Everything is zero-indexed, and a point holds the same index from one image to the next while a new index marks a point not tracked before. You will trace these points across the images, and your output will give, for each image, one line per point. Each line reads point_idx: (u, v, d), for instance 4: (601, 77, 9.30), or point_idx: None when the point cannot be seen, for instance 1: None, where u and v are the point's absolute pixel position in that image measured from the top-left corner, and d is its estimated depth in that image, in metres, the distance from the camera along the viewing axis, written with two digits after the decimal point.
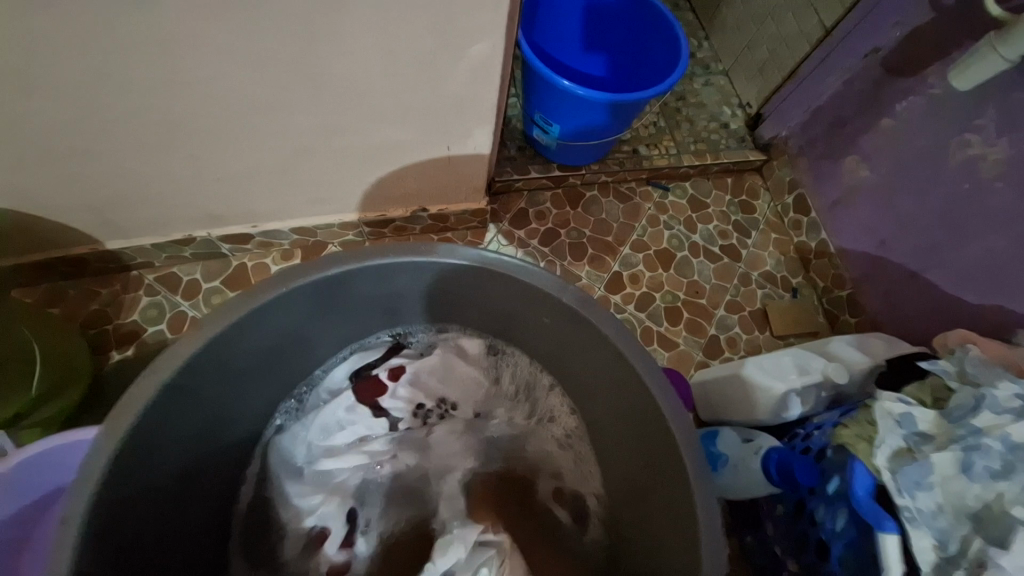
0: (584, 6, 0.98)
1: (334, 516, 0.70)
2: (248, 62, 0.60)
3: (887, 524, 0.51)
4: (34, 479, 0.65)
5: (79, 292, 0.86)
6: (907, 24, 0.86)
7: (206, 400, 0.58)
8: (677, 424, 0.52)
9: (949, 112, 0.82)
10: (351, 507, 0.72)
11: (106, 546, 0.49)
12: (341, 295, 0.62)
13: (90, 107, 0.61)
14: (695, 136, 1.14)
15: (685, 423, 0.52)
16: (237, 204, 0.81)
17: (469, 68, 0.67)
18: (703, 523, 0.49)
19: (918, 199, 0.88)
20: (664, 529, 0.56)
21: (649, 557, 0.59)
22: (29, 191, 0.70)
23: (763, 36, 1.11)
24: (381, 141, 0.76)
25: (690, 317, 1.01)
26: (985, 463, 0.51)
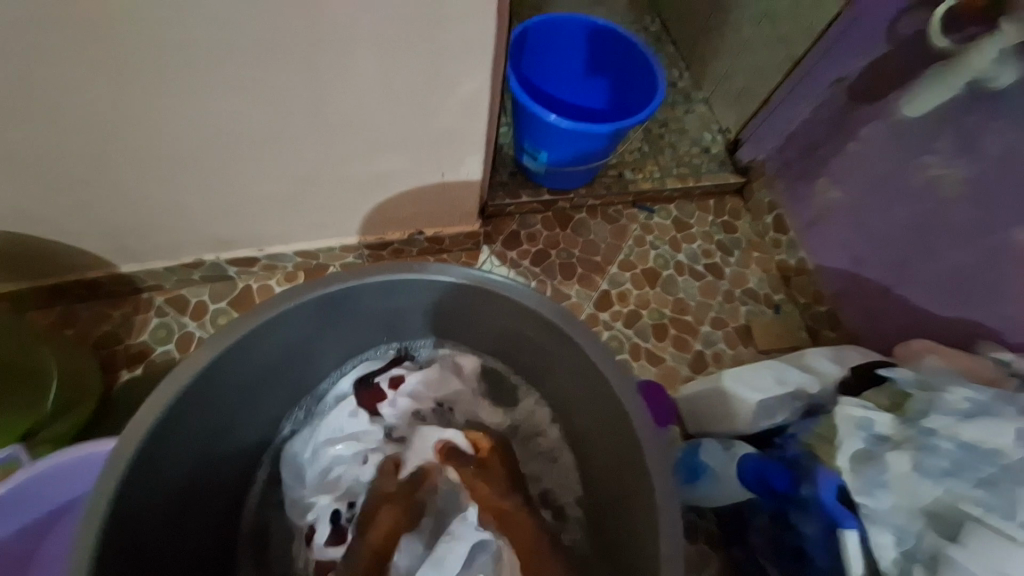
0: (588, 28, 1.02)
1: (327, 511, 0.70)
2: (256, 100, 0.66)
3: (848, 522, 0.60)
4: (52, 491, 0.68)
5: (92, 313, 0.91)
6: (866, 56, 0.93)
7: (212, 411, 0.61)
8: (642, 429, 0.58)
9: (909, 136, 0.88)
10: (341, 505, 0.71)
11: (114, 546, 0.52)
12: (349, 310, 0.67)
13: (112, 142, 0.67)
14: (678, 160, 1.20)
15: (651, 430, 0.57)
16: (243, 230, 0.87)
17: (458, 102, 0.73)
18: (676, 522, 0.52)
19: (887, 218, 0.93)
20: (633, 531, 0.60)
21: (632, 560, 0.61)
22: (52, 219, 0.76)
23: (738, 67, 1.19)
24: (378, 169, 0.81)
25: (677, 333, 1.05)
26: (936, 462, 0.58)
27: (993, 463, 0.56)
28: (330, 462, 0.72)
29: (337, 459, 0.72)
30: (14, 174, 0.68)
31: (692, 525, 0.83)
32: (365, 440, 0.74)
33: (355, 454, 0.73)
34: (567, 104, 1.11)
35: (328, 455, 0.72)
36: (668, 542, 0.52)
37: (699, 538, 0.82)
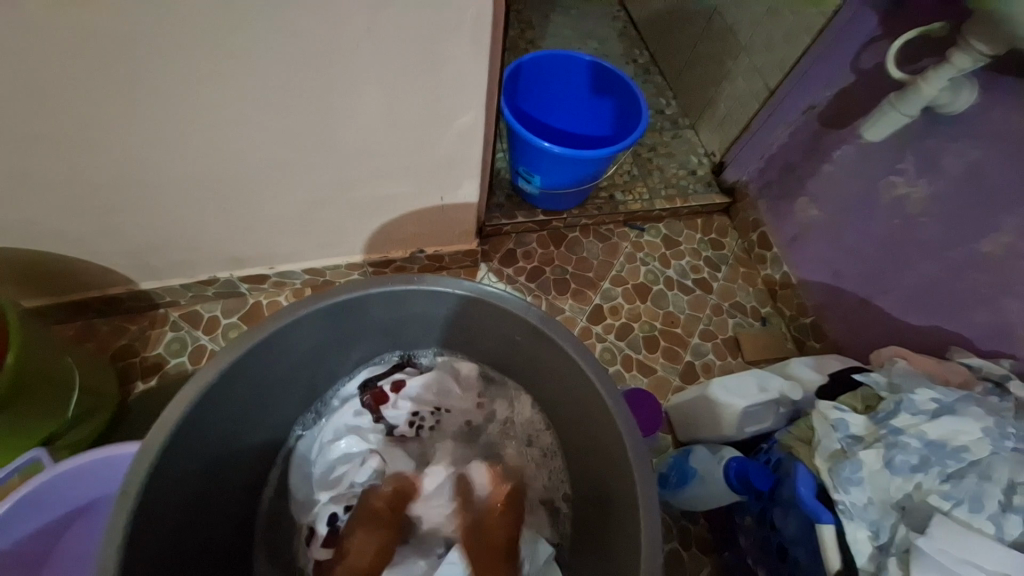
0: (590, 60, 1.10)
1: (324, 512, 0.75)
2: (272, 130, 0.73)
3: (824, 516, 0.59)
4: (74, 492, 0.72)
5: (111, 328, 0.96)
6: (835, 86, 1.00)
7: (228, 417, 0.66)
8: (629, 430, 0.60)
9: (877, 158, 0.95)
10: (335, 510, 0.75)
11: (144, 543, 0.56)
12: (355, 318, 0.72)
13: (141, 168, 0.73)
14: (666, 182, 1.27)
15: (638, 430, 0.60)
16: (256, 249, 0.93)
17: (457, 133, 0.80)
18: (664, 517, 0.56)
19: (861, 233, 0.99)
20: (617, 529, 0.62)
21: (605, 552, 0.64)
22: (83, 239, 0.82)
23: (721, 96, 1.27)
24: (383, 193, 0.88)
25: (667, 345, 1.09)
26: (905, 458, 0.60)
27: (958, 459, 0.59)
28: (334, 463, 0.78)
29: (341, 458, 0.78)
30: (52, 199, 0.74)
31: (684, 532, 0.84)
32: (369, 440, 0.80)
33: (357, 453, 0.79)
34: (560, 131, 1.18)
35: (334, 451, 0.78)
36: (651, 535, 0.55)
37: (689, 544, 0.84)
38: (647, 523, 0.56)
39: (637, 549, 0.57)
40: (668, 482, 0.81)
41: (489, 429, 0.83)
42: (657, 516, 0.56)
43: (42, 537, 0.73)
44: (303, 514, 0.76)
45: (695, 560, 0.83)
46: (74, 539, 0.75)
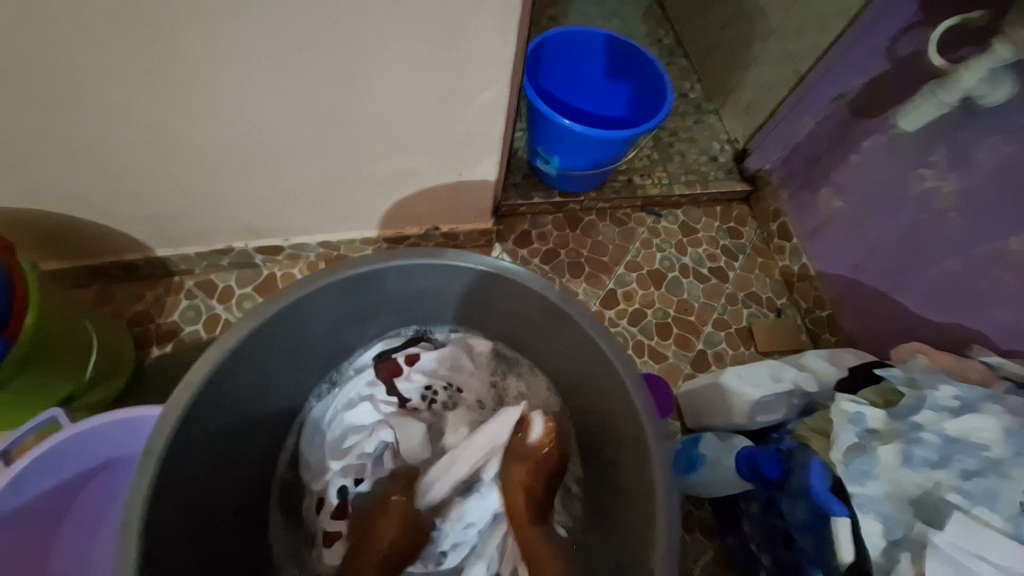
0: (607, 37, 1.07)
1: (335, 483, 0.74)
2: (293, 102, 0.72)
3: (837, 507, 0.60)
4: (94, 451, 0.74)
5: (127, 293, 0.97)
6: (868, 73, 0.97)
7: (246, 386, 0.66)
8: (650, 420, 0.60)
9: (907, 150, 0.92)
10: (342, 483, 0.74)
11: (167, 503, 0.57)
12: (371, 291, 0.71)
13: (160, 134, 0.73)
14: (686, 168, 1.24)
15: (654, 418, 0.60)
16: (273, 220, 0.92)
17: (478, 108, 0.79)
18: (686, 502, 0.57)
19: (885, 227, 0.96)
20: (630, 509, 0.63)
21: (621, 530, 0.65)
22: (102, 204, 0.82)
23: (748, 81, 1.23)
24: (400, 168, 0.86)
25: (680, 332, 1.09)
26: (924, 454, 0.59)
27: (979, 457, 0.58)
28: (345, 433, 0.77)
29: (353, 429, 0.77)
30: (72, 162, 0.74)
31: (687, 516, 0.86)
32: (381, 411, 0.78)
33: (371, 421, 0.78)
34: (583, 111, 1.15)
35: (346, 420, 0.77)
36: (664, 521, 0.55)
37: (692, 527, 0.85)
38: (663, 506, 0.56)
39: (647, 526, 0.58)
40: (676, 466, 0.81)
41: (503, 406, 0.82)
42: (673, 501, 0.56)
43: (62, 493, 0.74)
44: (313, 480, 0.76)
45: (699, 543, 0.84)
46: (92, 494, 0.77)
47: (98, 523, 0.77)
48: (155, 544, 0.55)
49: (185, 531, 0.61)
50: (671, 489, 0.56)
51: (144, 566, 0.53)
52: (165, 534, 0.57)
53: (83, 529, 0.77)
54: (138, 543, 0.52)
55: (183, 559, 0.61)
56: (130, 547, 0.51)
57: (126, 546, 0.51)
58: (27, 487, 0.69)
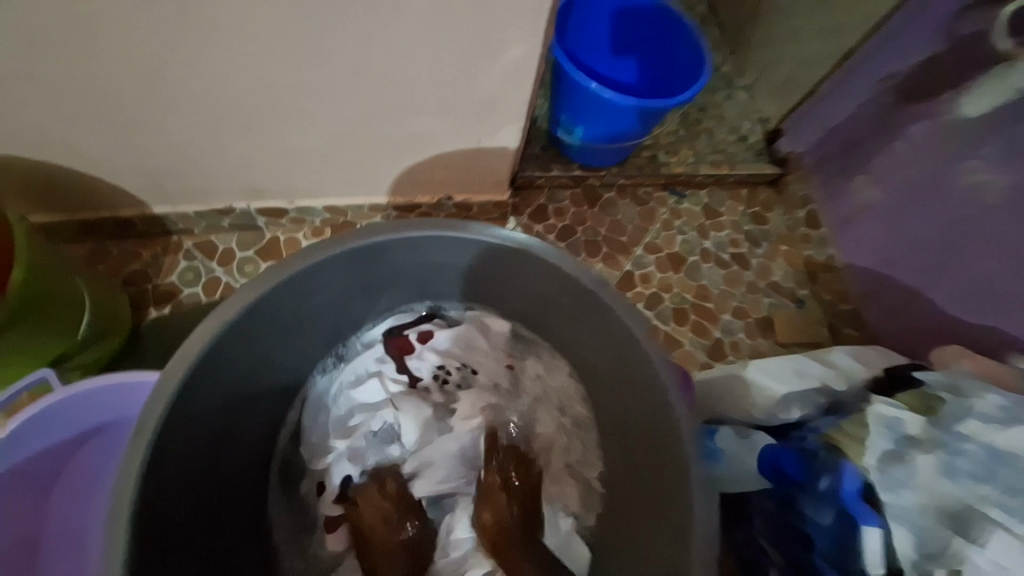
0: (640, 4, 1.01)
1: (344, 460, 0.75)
2: (303, 51, 0.65)
3: (869, 517, 0.61)
4: (87, 416, 0.70)
5: (122, 251, 0.92)
6: (923, 53, 0.90)
7: (248, 358, 0.63)
8: (683, 416, 0.57)
9: (957, 139, 0.86)
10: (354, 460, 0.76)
11: (161, 476, 0.54)
12: (381, 262, 0.67)
13: (156, 80, 0.66)
14: (714, 147, 1.18)
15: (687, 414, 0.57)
16: (277, 180, 0.87)
17: (504, 68, 0.72)
18: (709, 502, 0.55)
19: (923, 221, 0.91)
20: (655, 501, 0.62)
21: (646, 524, 0.63)
22: (94, 154, 0.76)
23: (787, 56, 1.15)
24: (416, 130, 0.80)
25: (697, 319, 1.05)
26: (966, 466, 0.58)
27: None
28: (353, 409, 0.77)
29: (360, 406, 0.77)
30: (60, 105, 0.68)
31: None
32: (390, 389, 0.78)
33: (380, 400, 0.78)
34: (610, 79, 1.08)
35: (356, 396, 0.77)
36: (703, 525, 0.54)
37: None
38: (703, 514, 0.54)
39: (682, 525, 0.56)
40: None
41: (519, 391, 0.80)
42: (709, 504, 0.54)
43: (52, 457, 0.71)
44: (319, 461, 0.75)
45: None
46: (84, 460, 0.74)
47: (91, 489, 0.75)
48: (149, 517, 0.53)
49: (181, 503, 0.59)
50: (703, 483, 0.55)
51: (136, 540, 0.50)
52: (160, 506, 0.55)
53: (74, 493, 0.74)
54: (129, 516, 0.49)
55: (178, 532, 0.58)
56: (120, 521, 0.49)
57: (115, 520, 0.48)
58: (14, 447, 0.66)
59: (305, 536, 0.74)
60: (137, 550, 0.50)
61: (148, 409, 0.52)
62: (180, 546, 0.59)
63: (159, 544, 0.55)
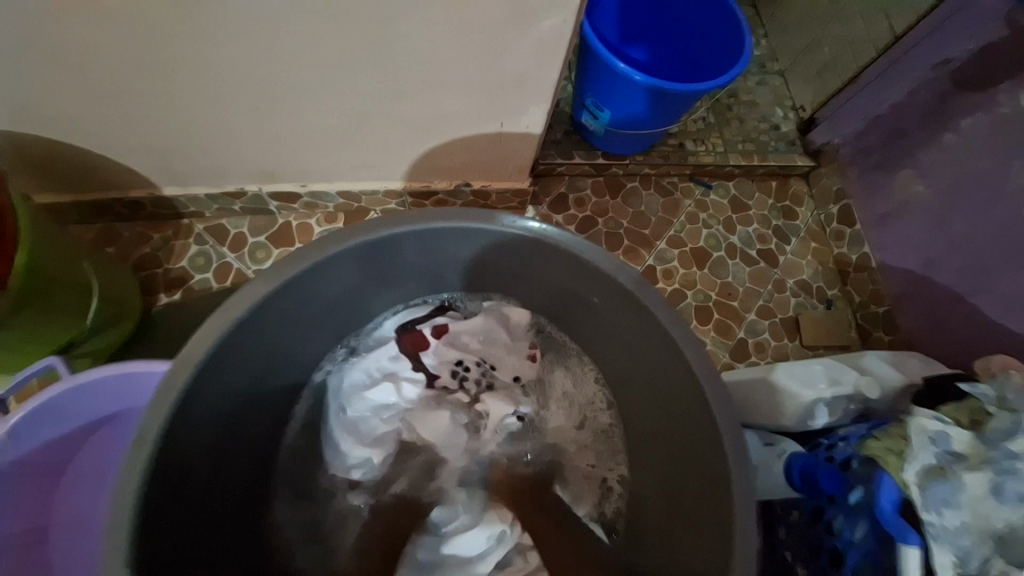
0: None
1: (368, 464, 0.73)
2: (320, 23, 0.61)
3: (911, 538, 0.53)
4: (93, 406, 0.68)
5: (133, 234, 0.90)
6: (983, 37, 0.83)
7: (262, 350, 0.61)
8: (728, 430, 0.54)
9: (1017, 132, 0.80)
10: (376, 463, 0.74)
11: (168, 472, 0.52)
12: (398, 254, 0.64)
13: (164, 53, 0.63)
14: (744, 135, 1.12)
15: (734, 426, 0.54)
16: (290, 163, 0.84)
17: (534, 44, 0.68)
18: (741, 521, 0.51)
19: (973, 221, 0.86)
20: (690, 514, 0.60)
21: (677, 537, 0.62)
22: (101, 131, 0.73)
23: (827, 39, 1.09)
24: (437, 111, 0.76)
25: (721, 318, 1.01)
26: (1018, 487, 0.51)
27: None
28: (367, 410, 0.73)
29: (374, 407, 0.73)
30: (64, 78, 0.64)
31: None
32: (404, 389, 0.74)
33: (396, 404, 0.75)
34: (640, 61, 1.02)
35: (368, 397, 0.73)
36: (743, 544, 0.51)
37: None
38: (735, 530, 0.52)
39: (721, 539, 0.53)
40: None
41: (544, 394, 0.78)
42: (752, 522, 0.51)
43: (60, 446, 0.70)
44: (335, 466, 0.73)
45: None
46: (94, 449, 0.74)
47: (101, 477, 0.74)
48: (155, 515, 0.51)
49: (190, 498, 0.57)
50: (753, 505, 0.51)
51: (140, 540, 0.48)
52: (168, 501, 0.53)
53: (82, 482, 0.74)
54: (132, 514, 0.47)
55: (187, 527, 0.57)
56: (122, 520, 0.47)
57: (118, 519, 0.46)
58: (20, 436, 0.64)
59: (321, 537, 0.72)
60: (141, 548, 0.49)
61: (154, 403, 0.50)
62: (185, 543, 0.57)
63: (164, 543, 0.53)
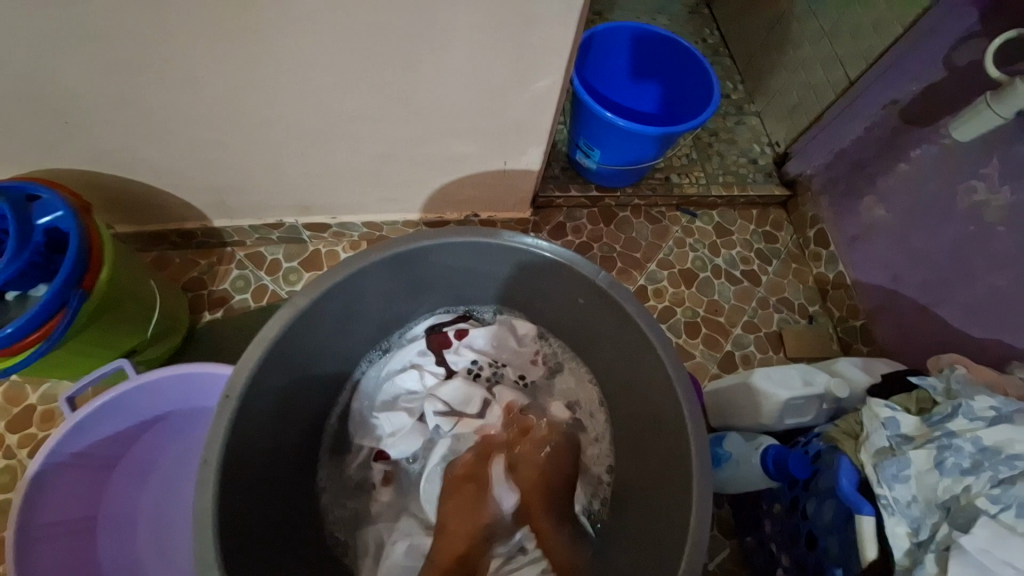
0: (664, 36, 1.09)
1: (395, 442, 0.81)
2: (354, 83, 0.75)
3: (865, 507, 0.63)
4: (150, 403, 0.79)
5: (183, 260, 1.03)
6: (924, 80, 0.95)
7: (302, 351, 0.71)
8: (691, 414, 0.62)
9: (958, 161, 0.90)
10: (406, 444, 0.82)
11: (240, 448, 0.63)
12: (414, 268, 0.75)
13: (230, 109, 0.77)
14: (724, 169, 1.23)
15: (697, 413, 0.62)
16: (324, 198, 0.97)
17: (531, 96, 0.81)
18: (697, 501, 0.59)
19: (928, 238, 0.96)
20: (667, 505, 0.66)
21: (655, 522, 0.67)
22: (168, 172, 0.87)
23: (793, 85, 1.22)
24: (448, 152, 0.89)
25: (709, 332, 1.09)
26: (955, 459, 0.63)
27: (1012, 466, 0.61)
28: (396, 393, 0.84)
29: (405, 393, 0.85)
30: (147, 130, 0.79)
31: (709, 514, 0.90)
32: (428, 378, 0.85)
33: (422, 393, 0.85)
34: (641, 114, 1.18)
35: (399, 383, 0.84)
36: (699, 510, 0.59)
37: (713, 526, 0.89)
38: (700, 498, 0.59)
39: (688, 517, 0.60)
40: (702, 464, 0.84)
41: (548, 392, 0.88)
42: (708, 505, 0.59)
43: (110, 445, 0.80)
44: (363, 435, 0.83)
45: (716, 541, 0.88)
46: (144, 444, 0.84)
47: (144, 474, 0.85)
48: (232, 481, 0.61)
49: (256, 476, 0.67)
50: (708, 487, 0.59)
51: (222, 499, 0.59)
52: (241, 470, 0.64)
53: (130, 474, 0.83)
54: (215, 476, 0.57)
55: (256, 505, 0.67)
56: (207, 479, 0.57)
57: (205, 478, 0.57)
58: (89, 429, 0.74)
59: (349, 532, 0.80)
60: (223, 506, 0.59)
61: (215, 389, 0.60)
62: (255, 516, 0.66)
63: (242, 509, 0.63)
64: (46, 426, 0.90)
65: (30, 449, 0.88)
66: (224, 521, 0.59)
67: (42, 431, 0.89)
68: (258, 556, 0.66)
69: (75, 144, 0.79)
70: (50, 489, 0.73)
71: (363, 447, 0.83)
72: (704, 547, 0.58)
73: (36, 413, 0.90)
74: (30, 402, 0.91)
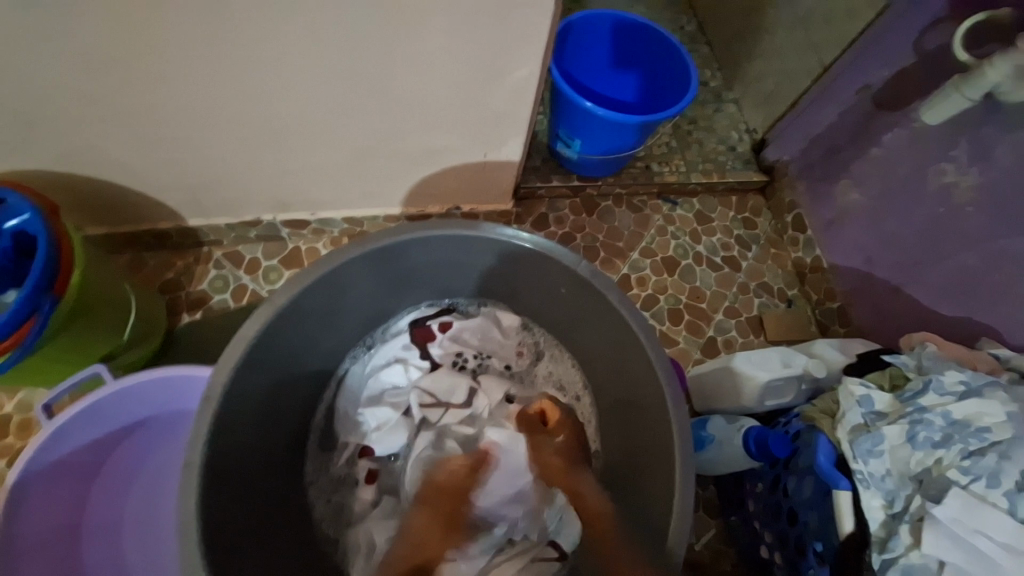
0: (642, 23, 1.08)
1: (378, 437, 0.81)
2: (330, 76, 0.74)
3: (841, 482, 0.66)
4: (128, 409, 0.77)
5: (158, 262, 1.00)
6: (894, 65, 0.96)
7: (283, 351, 0.70)
8: (673, 399, 0.63)
9: (928, 144, 0.93)
10: (390, 439, 0.81)
11: (223, 450, 0.62)
12: (395, 262, 0.74)
13: (201, 105, 0.75)
14: (704, 156, 1.24)
15: (679, 399, 0.63)
16: (302, 195, 0.95)
17: (510, 87, 0.81)
18: (680, 485, 0.60)
19: (901, 220, 0.98)
20: (652, 489, 0.67)
21: (643, 504, 0.69)
22: (138, 172, 0.84)
23: (769, 72, 1.23)
24: (428, 144, 0.89)
25: (691, 318, 1.11)
26: (926, 434, 0.65)
27: (981, 438, 0.64)
28: (382, 388, 0.84)
29: (391, 387, 0.84)
30: (114, 129, 0.76)
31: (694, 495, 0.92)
32: (412, 373, 0.85)
33: (407, 387, 0.85)
34: (620, 103, 1.18)
35: (383, 378, 0.84)
36: (682, 492, 0.60)
37: (698, 506, 0.91)
38: (683, 481, 0.60)
39: (671, 499, 0.61)
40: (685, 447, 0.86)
41: (533, 382, 0.88)
42: (691, 488, 0.60)
43: (91, 451, 0.78)
44: (347, 432, 0.82)
45: (702, 520, 0.90)
46: (126, 451, 0.82)
47: (129, 478, 0.83)
48: (216, 483, 0.60)
49: (241, 478, 0.67)
50: (691, 469, 0.60)
51: (207, 501, 0.58)
52: (226, 472, 0.63)
53: (113, 481, 0.82)
54: (198, 478, 0.57)
55: (242, 505, 0.66)
56: (191, 482, 0.56)
57: (189, 481, 0.56)
58: (66, 437, 0.73)
59: (339, 529, 0.80)
60: (209, 508, 0.58)
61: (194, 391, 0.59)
62: (241, 517, 0.66)
63: (228, 511, 0.63)
64: (24, 436, 0.87)
65: (7, 461, 0.86)
66: (210, 523, 0.58)
67: (19, 441, 0.87)
68: (247, 556, 0.65)
69: (38, 145, 0.76)
70: (29, 500, 0.71)
71: (348, 445, 0.82)
72: (688, 530, 0.58)
73: (12, 422, 0.88)
74: (6, 412, 0.88)
